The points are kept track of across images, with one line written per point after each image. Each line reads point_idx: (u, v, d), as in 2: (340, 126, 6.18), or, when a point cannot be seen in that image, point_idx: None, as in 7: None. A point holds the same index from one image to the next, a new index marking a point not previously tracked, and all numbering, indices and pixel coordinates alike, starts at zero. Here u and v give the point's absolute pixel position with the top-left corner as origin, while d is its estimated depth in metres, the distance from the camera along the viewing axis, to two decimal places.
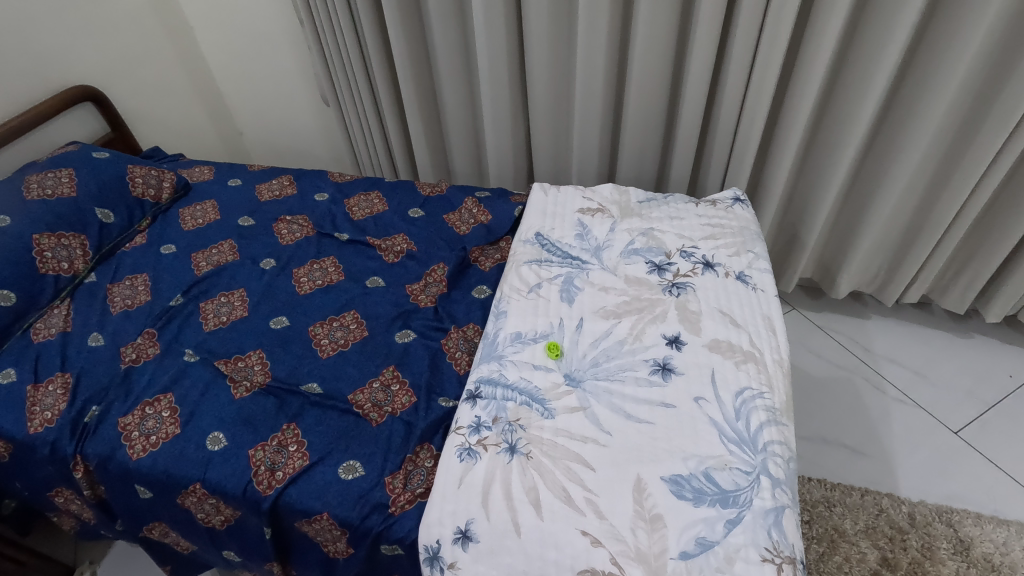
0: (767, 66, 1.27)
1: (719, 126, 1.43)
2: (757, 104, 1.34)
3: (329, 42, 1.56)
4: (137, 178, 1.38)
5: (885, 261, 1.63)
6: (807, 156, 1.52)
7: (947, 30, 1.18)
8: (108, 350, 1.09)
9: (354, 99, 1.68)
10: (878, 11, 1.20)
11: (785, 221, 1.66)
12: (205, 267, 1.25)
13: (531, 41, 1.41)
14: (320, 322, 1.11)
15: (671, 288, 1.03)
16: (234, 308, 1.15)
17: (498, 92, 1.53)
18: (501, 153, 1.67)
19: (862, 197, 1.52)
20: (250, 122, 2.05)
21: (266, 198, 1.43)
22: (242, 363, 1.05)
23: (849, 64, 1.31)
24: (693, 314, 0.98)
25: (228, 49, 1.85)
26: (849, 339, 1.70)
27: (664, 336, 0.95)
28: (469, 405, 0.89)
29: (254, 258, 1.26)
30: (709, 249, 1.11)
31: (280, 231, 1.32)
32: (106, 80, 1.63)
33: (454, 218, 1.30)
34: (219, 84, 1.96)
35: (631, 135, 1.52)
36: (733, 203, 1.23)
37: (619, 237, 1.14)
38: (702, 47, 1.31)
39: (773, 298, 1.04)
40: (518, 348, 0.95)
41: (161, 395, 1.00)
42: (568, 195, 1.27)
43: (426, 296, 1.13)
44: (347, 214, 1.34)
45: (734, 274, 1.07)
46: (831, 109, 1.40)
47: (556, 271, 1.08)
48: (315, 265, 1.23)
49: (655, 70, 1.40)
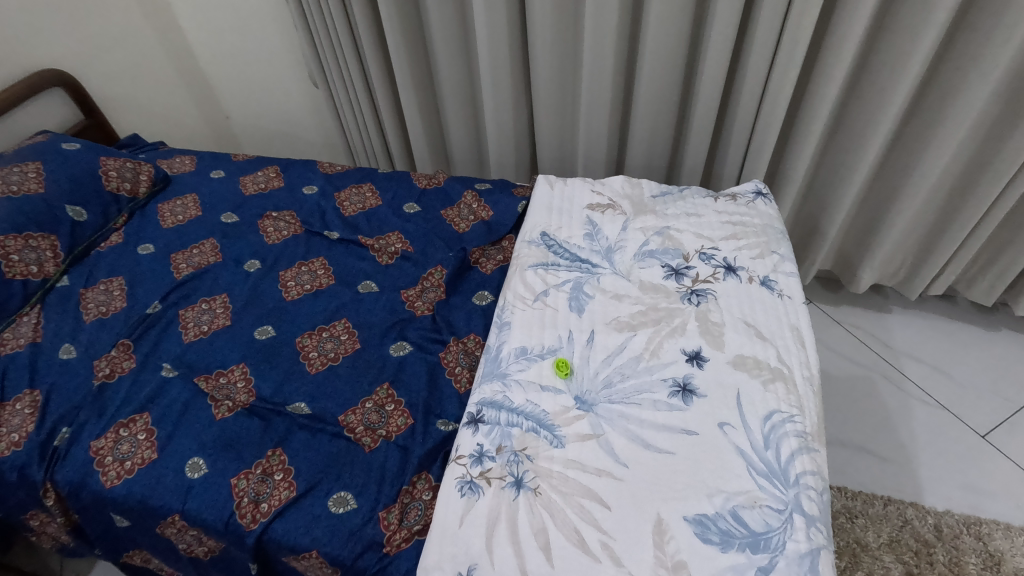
0: (794, 45, 1.17)
1: (739, 110, 1.33)
2: (781, 86, 1.23)
3: (316, 20, 1.45)
4: (111, 171, 1.28)
5: (910, 254, 1.53)
6: (831, 143, 1.42)
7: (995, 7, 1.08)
8: (82, 363, 1.01)
9: (345, 82, 1.57)
10: None
11: (805, 211, 1.57)
12: (185, 269, 1.16)
13: (535, 17, 1.30)
14: (309, 332, 1.02)
15: (690, 296, 0.94)
16: (216, 316, 1.07)
17: (498, 76, 1.42)
18: (502, 139, 1.56)
19: (889, 187, 1.43)
20: (238, 105, 1.92)
21: (250, 192, 1.33)
22: (224, 379, 0.97)
23: (883, 44, 1.20)
24: (715, 326, 0.90)
25: (210, 27, 1.72)
26: (869, 334, 1.62)
27: (684, 352, 0.87)
28: (470, 431, 0.81)
29: (238, 259, 1.17)
30: (731, 251, 1.02)
31: (266, 229, 1.23)
32: (78, 63, 1.52)
33: (453, 214, 1.21)
34: (202, 64, 1.82)
35: (641, 121, 1.41)
36: (756, 197, 1.13)
37: (632, 237, 1.05)
38: (722, 27, 1.20)
39: (801, 305, 0.96)
40: (523, 366, 0.87)
41: (137, 414, 0.93)
42: (575, 189, 1.18)
43: (423, 303, 1.04)
44: (338, 210, 1.25)
45: (758, 278, 0.98)
46: (861, 92, 1.29)
47: (563, 277, 1.00)
48: (303, 267, 1.14)
49: (670, 51, 1.29)
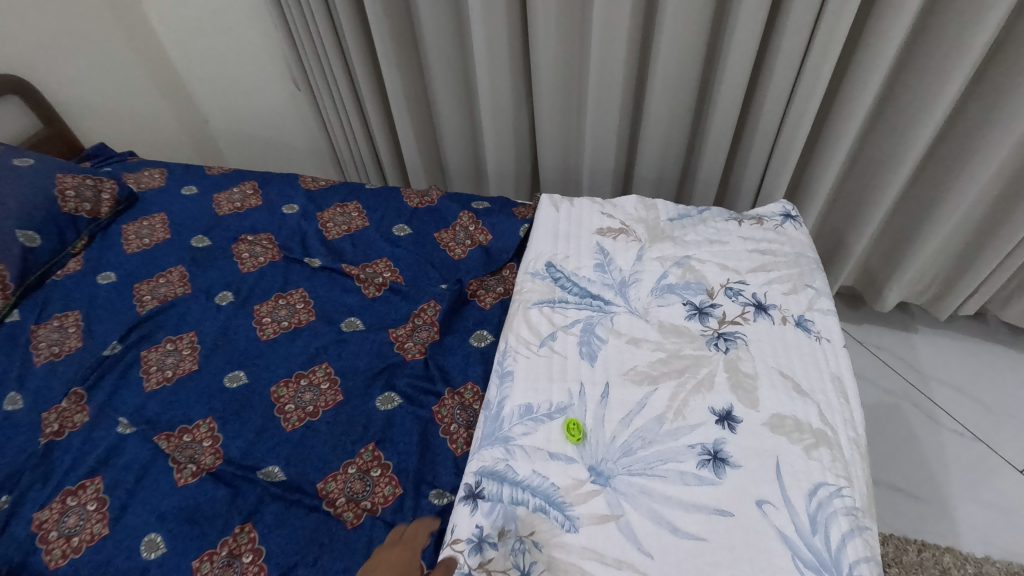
0: (826, 51, 1.05)
1: (761, 121, 1.21)
2: (810, 95, 1.11)
3: (297, 20, 1.31)
4: (68, 190, 1.16)
5: (941, 271, 1.42)
6: (859, 154, 1.30)
7: None
8: (28, 416, 0.89)
9: (330, 87, 1.45)
10: None
11: (827, 225, 1.46)
12: (149, 303, 1.04)
13: (536, 18, 1.17)
14: (285, 380, 0.90)
15: (717, 341, 0.83)
16: (182, 359, 0.95)
17: (497, 82, 1.30)
18: (501, 149, 1.44)
19: (923, 201, 1.31)
20: (217, 109, 1.80)
21: (225, 213, 1.21)
22: (188, 437, 0.85)
23: (924, 49, 1.08)
24: (747, 378, 0.78)
25: (183, 25, 1.60)
26: (894, 356, 1.51)
27: (713, 411, 0.75)
28: (468, 508, 0.70)
29: (209, 290, 1.05)
30: (760, 285, 0.90)
31: (241, 255, 1.11)
32: (36, 68, 1.39)
33: (447, 238, 1.09)
34: (178, 66, 1.71)
35: (653, 131, 1.30)
36: (784, 220, 1.02)
37: (648, 269, 0.93)
38: (746, 30, 1.08)
39: (841, 350, 0.85)
40: (529, 429, 0.75)
41: (87, 480, 0.81)
42: (583, 211, 1.06)
43: (415, 346, 0.92)
44: (320, 233, 1.13)
45: (793, 318, 0.87)
46: (896, 100, 1.17)
47: (572, 316, 0.88)
48: (281, 301, 1.02)
49: (687, 57, 1.17)
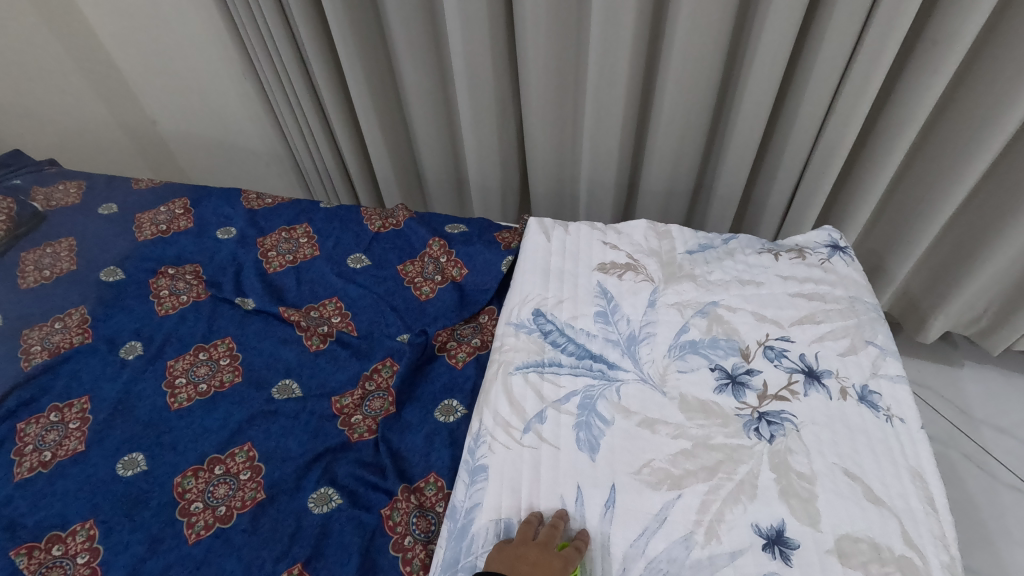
0: (882, 48, 0.84)
1: (793, 131, 1.01)
2: (858, 97, 0.90)
3: (238, 6, 1.10)
4: None
5: (996, 299, 1.23)
6: (908, 164, 1.10)
7: None
8: None
9: (284, 85, 1.23)
10: None
11: (866, 245, 1.26)
12: (38, 356, 0.83)
13: (522, 5, 0.96)
14: (195, 467, 0.70)
15: (759, 425, 0.63)
16: (67, 435, 0.74)
17: (477, 82, 1.10)
18: (485, 160, 1.24)
19: (983, 220, 1.11)
20: (165, 108, 1.56)
21: (146, 238, 1.00)
22: (58, 549, 0.64)
23: (1000, 45, 0.88)
24: (801, 481, 0.58)
25: (114, 10, 1.34)
26: (938, 395, 1.32)
27: (758, 531, 0.55)
28: None
29: (114, 340, 0.85)
30: (810, 343, 0.70)
31: (159, 293, 0.90)
32: None
33: (413, 272, 0.88)
34: (116, 60, 1.44)
35: (662, 141, 1.09)
36: (831, 253, 0.82)
37: (663, 319, 0.73)
38: (779, 23, 0.87)
39: (919, 432, 0.65)
40: None
41: None
42: (581, 240, 0.86)
43: (364, 421, 0.72)
44: (259, 265, 0.93)
45: (854, 390, 0.66)
46: (960, 103, 0.96)
47: (566, 386, 0.68)
48: (201, 355, 0.81)
49: (706, 54, 0.96)
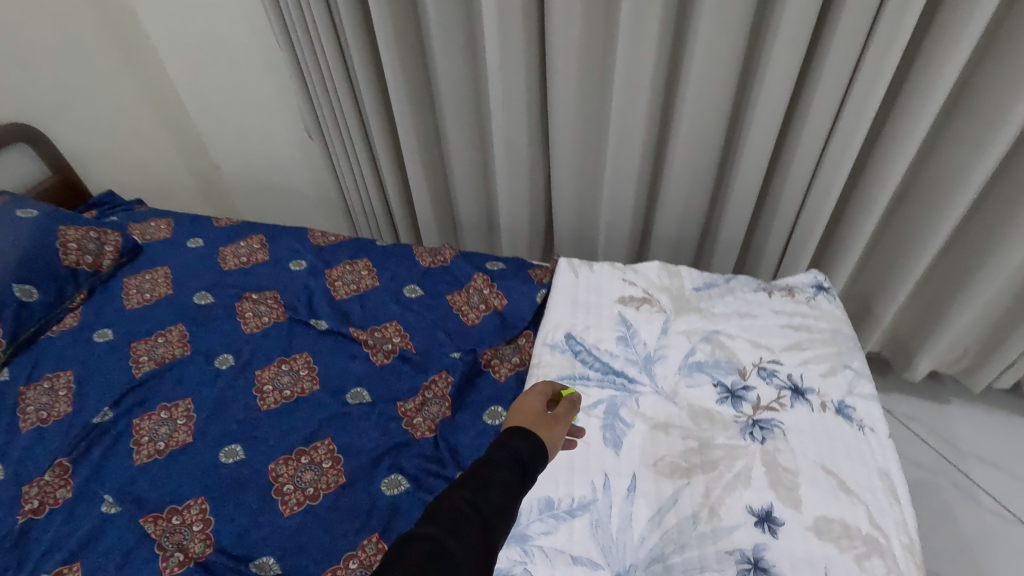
0: (855, 128, 1.01)
1: (786, 191, 1.17)
2: (839, 163, 1.07)
3: (312, 72, 1.31)
4: (70, 243, 1.12)
5: (975, 340, 1.37)
6: (889, 220, 1.26)
7: None
8: (8, 491, 0.84)
9: (343, 138, 1.43)
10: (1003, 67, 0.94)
11: (855, 288, 1.40)
12: (146, 365, 0.99)
13: (556, 80, 1.15)
14: (285, 457, 0.84)
15: (752, 429, 0.77)
16: (176, 430, 0.89)
17: (513, 140, 1.28)
18: (516, 206, 1.41)
19: (958, 269, 1.26)
20: (230, 156, 1.78)
21: (229, 268, 1.17)
22: (177, 519, 0.79)
23: (956, 126, 1.05)
24: (787, 473, 0.72)
25: (196, 74, 1.58)
26: (927, 428, 1.44)
27: (751, 511, 0.69)
28: None
29: (210, 352, 1.01)
30: (796, 365, 0.85)
31: (244, 314, 1.07)
32: (50, 118, 1.38)
33: (460, 301, 1.04)
34: (189, 110, 1.69)
35: (673, 193, 1.27)
36: (816, 292, 0.97)
37: (674, 344, 0.88)
38: (769, 102, 1.05)
39: (888, 441, 0.78)
40: (549, 528, 0.69)
41: (65, 566, 0.75)
42: (603, 278, 1.01)
43: (424, 422, 0.86)
44: (328, 292, 1.09)
45: (832, 404, 0.80)
46: (928, 169, 1.13)
47: (594, 395, 0.82)
48: (283, 366, 0.97)
49: (709, 124, 1.14)
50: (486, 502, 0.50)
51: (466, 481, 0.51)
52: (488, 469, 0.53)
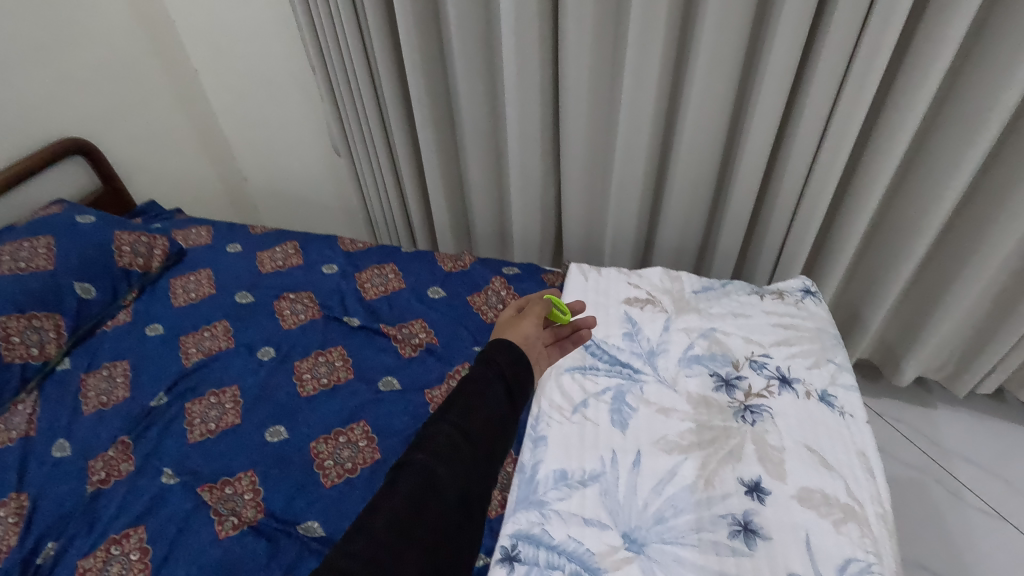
0: (838, 150, 1.12)
1: (777, 207, 1.27)
2: (825, 182, 1.17)
3: (343, 92, 1.43)
4: (124, 246, 1.23)
5: (958, 347, 1.46)
6: (873, 234, 1.35)
7: None
8: (76, 464, 0.93)
9: (369, 153, 1.54)
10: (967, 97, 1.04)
11: (845, 297, 1.50)
12: (195, 356, 1.09)
13: (567, 102, 1.26)
14: (324, 436, 0.94)
15: (744, 413, 0.86)
16: (225, 412, 0.99)
17: (527, 156, 1.39)
18: (528, 217, 1.52)
19: (938, 279, 1.36)
20: (259, 169, 1.89)
21: (267, 270, 1.27)
22: (230, 489, 0.88)
23: (928, 149, 1.15)
24: (774, 450, 0.81)
25: (232, 94, 1.71)
26: (915, 430, 1.53)
27: (742, 482, 0.78)
28: (505, 571, 0.72)
29: (252, 345, 1.11)
30: (784, 359, 0.94)
31: (282, 312, 1.17)
32: (100, 133, 1.49)
33: (480, 301, 1.14)
34: (223, 126, 1.81)
35: (675, 206, 1.37)
36: (804, 296, 1.07)
37: (675, 339, 0.98)
38: (761, 124, 1.15)
39: (866, 426, 0.87)
40: (564, 495, 0.78)
41: (131, 529, 0.85)
42: (611, 281, 1.11)
43: None
44: (359, 293, 1.19)
45: (816, 393, 0.90)
46: (906, 188, 1.23)
47: (603, 383, 0.92)
48: (320, 358, 1.07)
49: (707, 144, 1.25)
50: (468, 424, 0.66)
51: (450, 409, 0.67)
52: (470, 394, 0.69)
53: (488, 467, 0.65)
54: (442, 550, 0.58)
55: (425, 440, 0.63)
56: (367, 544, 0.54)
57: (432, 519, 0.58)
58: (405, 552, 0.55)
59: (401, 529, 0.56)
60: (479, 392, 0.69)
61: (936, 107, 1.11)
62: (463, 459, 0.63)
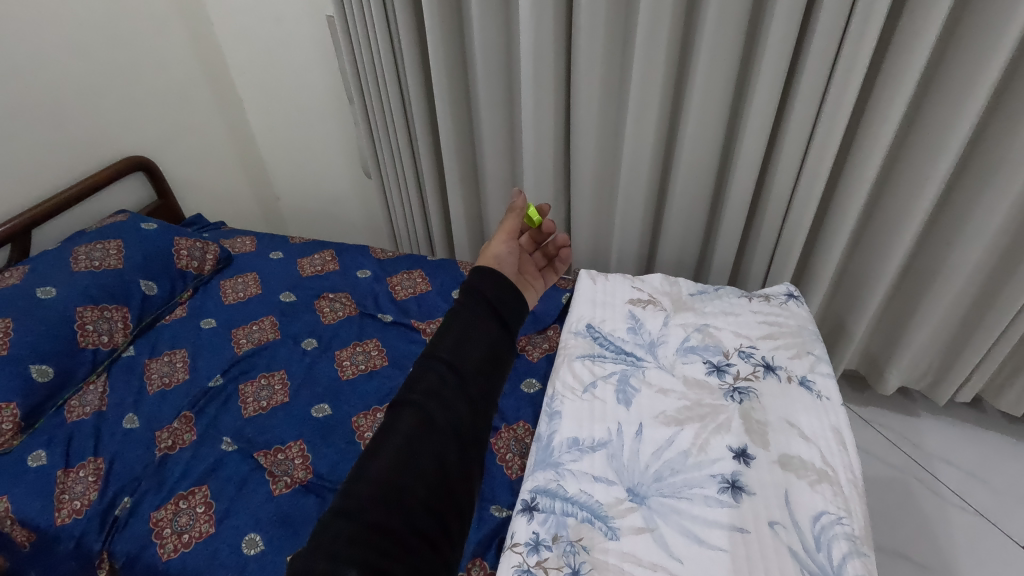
0: (818, 172, 1.27)
1: (766, 223, 1.42)
2: (808, 199, 1.31)
3: (377, 118, 1.60)
4: (182, 250, 1.38)
5: (936, 357, 1.58)
6: (854, 250, 1.49)
7: (995, 149, 1.20)
8: (144, 434, 1.06)
9: (397, 173, 1.70)
10: (928, 126, 1.20)
11: (831, 310, 1.63)
12: (246, 345, 1.23)
13: (579, 128, 1.42)
14: (364, 412, 1.07)
15: (732, 394, 0.99)
16: (275, 392, 1.12)
17: (540, 177, 1.55)
18: None
19: (914, 292, 1.49)
20: (292, 189, 2.06)
21: (307, 274, 1.41)
22: (282, 455, 1.01)
23: (898, 172, 1.31)
24: (758, 423, 0.94)
25: (273, 121, 1.88)
26: (899, 435, 1.64)
27: (730, 448, 0.90)
28: (525, 518, 0.84)
29: (296, 337, 1.24)
30: (769, 350, 1.07)
31: (322, 309, 1.31)
32: (156, 152, 1.66)
33: None
34: (261, 149, 1.98)
35: (674, 223, 1.52)
36: (788, 299, 1.20)
37: (673, 332, 1.11)
38: (749, 149, 1.31)
39: (841, 407, 0.99)
40: (576, 457, 0.90)
41: (196, 487, 0.97)
42: (616, 285, 1.25)
43: None
44: (390, 294, 1.33)
45: (796, 378, 1.02)
46: (880, 208, 1.38)
47: (609, 368, 1.05)
48: (358, 348, 1.20)
49: (703, 166, 1.40)
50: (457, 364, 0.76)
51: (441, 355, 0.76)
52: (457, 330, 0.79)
53: (476, 397, 0.75)
54: (442, 477, 0.67)
55: (415, 383, 0.72)
56: (370, 486, 0.63)
57: (428, 456, 0.67)
58: (405, 484, 0.64)
59: (399, 466, 0.64)
60: (461, 335, 0.79)
61: (903, 136, 1.27)
62: (454, 398, 0.73)
